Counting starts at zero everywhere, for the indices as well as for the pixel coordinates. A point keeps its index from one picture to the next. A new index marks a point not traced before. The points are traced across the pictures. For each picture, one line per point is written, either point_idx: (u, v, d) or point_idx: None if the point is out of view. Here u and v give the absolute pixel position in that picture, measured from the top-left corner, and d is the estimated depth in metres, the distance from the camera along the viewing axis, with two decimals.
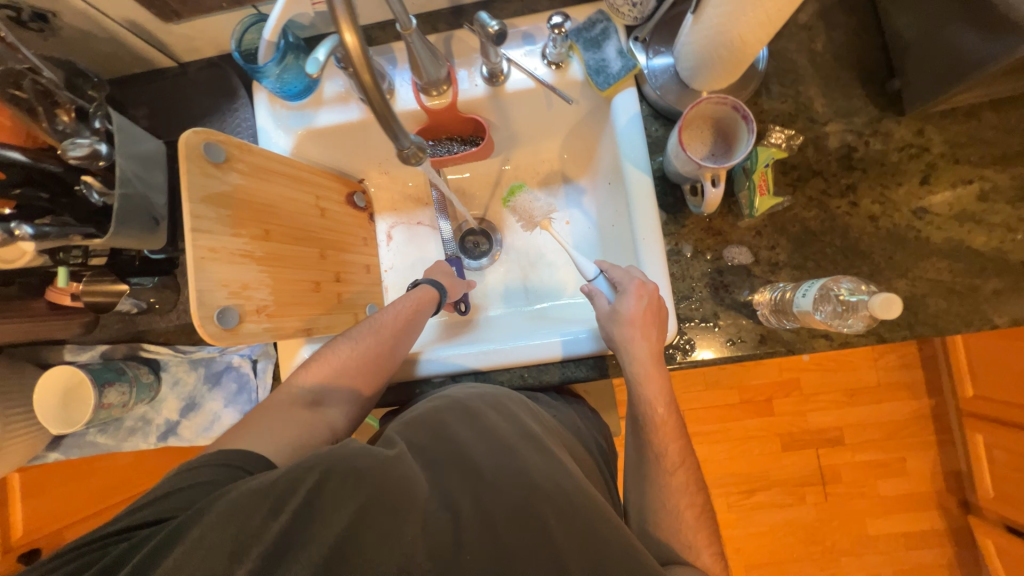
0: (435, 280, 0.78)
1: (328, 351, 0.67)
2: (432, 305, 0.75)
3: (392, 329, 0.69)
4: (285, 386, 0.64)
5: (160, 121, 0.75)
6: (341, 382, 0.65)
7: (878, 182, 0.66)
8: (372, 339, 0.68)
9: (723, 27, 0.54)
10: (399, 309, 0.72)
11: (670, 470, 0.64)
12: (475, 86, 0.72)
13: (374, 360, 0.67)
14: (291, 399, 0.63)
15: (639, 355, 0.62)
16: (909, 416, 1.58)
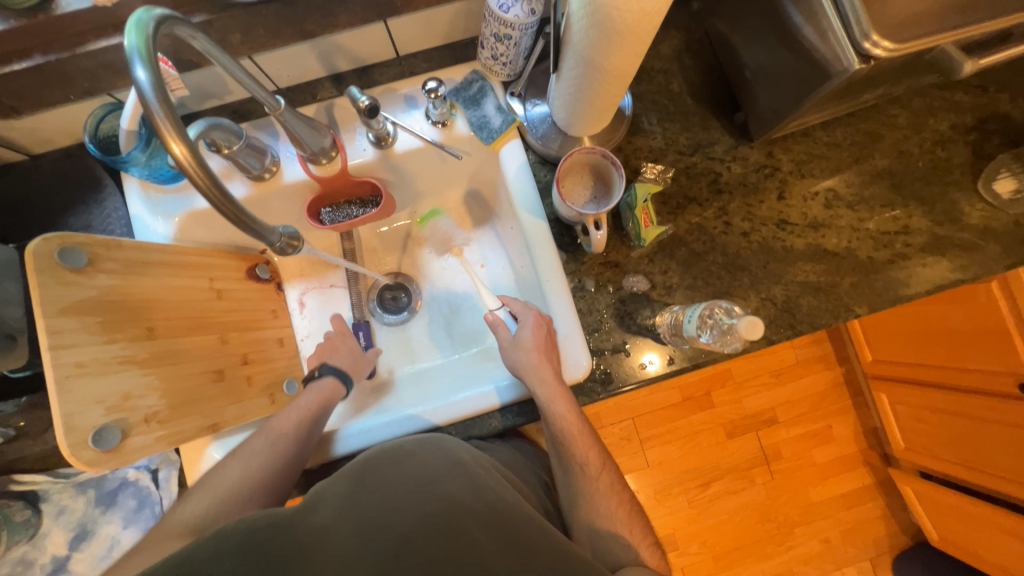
0: (337, 369, 0.74)
1: (228, 463, 0.63)
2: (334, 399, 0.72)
3: (293, 428, 0.67)
4: (178, 516, 0.58)
5: (12, 222, 0.67)
6: (246, 491, 0.61)
7: (744, 202, 0.74)
8: (275, 438, 0.65)
9: (581, 83, 0.58)
10: (305, 409, 0.69)
11: (594, 475, 0.67)
12: (363, 151, 0.73)
13: (279, 458, 0.64)
14: (190, 521, 0.58)
15: (545, 376, 0.65)
16: (827, 386, 1.74)
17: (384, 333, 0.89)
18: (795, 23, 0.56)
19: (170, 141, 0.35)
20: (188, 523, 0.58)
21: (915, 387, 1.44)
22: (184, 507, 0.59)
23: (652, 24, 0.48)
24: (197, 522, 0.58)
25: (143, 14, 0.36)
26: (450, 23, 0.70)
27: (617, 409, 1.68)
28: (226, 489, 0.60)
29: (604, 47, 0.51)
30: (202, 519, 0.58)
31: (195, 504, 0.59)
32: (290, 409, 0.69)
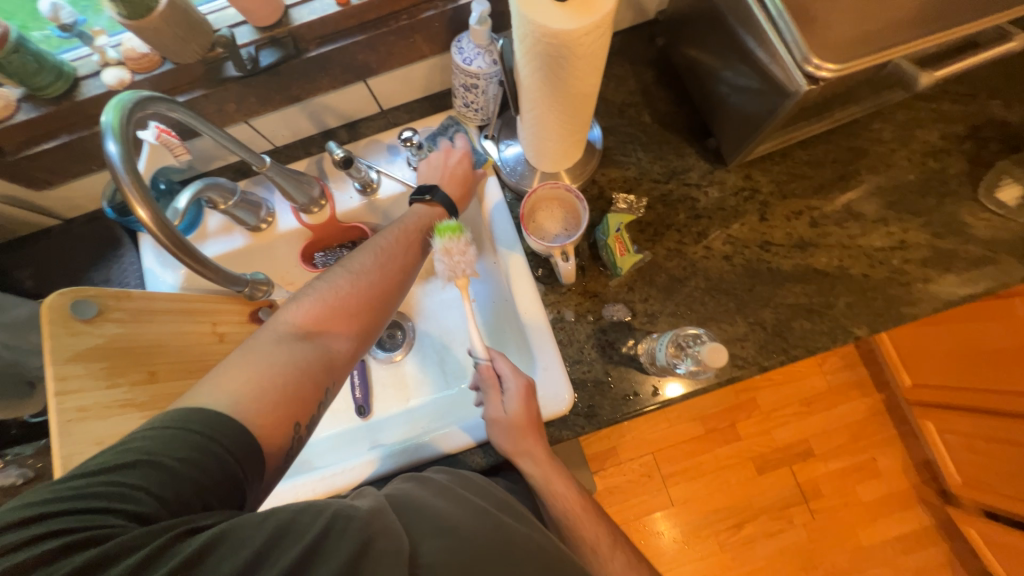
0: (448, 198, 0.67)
1: (325, 281, 0.58)
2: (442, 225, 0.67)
3: (399, 258, 0.61)
4: (269, 355, 0.49)
5: (42, 279, 0.75)
6: (346, 311, 0.56)
7: (724, 225, 0.73)
8: (382, 257, 0.60)
9: (540, 126, 0.61)
10: (407, 234, 0.63)
11: (606, 555, 0.62)
12: (350, 199, 0.78)
13: (374, 291, 0.58)
14: (267, 365, 0.48)
15: (536, 455, 0.62)
16: (867, 414, 1.61)
17: (379, 370, 0.91)
18: (751, 49, 0.57)
19: (136, 206, 0.41)
20: (254, 367, 0.48)
21: (965, 415, 1.31)
22: (257, 348, 0.50)
23: (589, 73, 0.51)
24: (274, 353, 0.49)
25: (123, 97, 0.42)
26: (426, 78, 0.76)
27: (636, 444, 1.59)
28: (312, 309, 0.54)
29: (549, 92, 0.54)
30: (278, 354, 0.49)
31: (292, 316, 0.54)
32: (393, 229, 0.64)
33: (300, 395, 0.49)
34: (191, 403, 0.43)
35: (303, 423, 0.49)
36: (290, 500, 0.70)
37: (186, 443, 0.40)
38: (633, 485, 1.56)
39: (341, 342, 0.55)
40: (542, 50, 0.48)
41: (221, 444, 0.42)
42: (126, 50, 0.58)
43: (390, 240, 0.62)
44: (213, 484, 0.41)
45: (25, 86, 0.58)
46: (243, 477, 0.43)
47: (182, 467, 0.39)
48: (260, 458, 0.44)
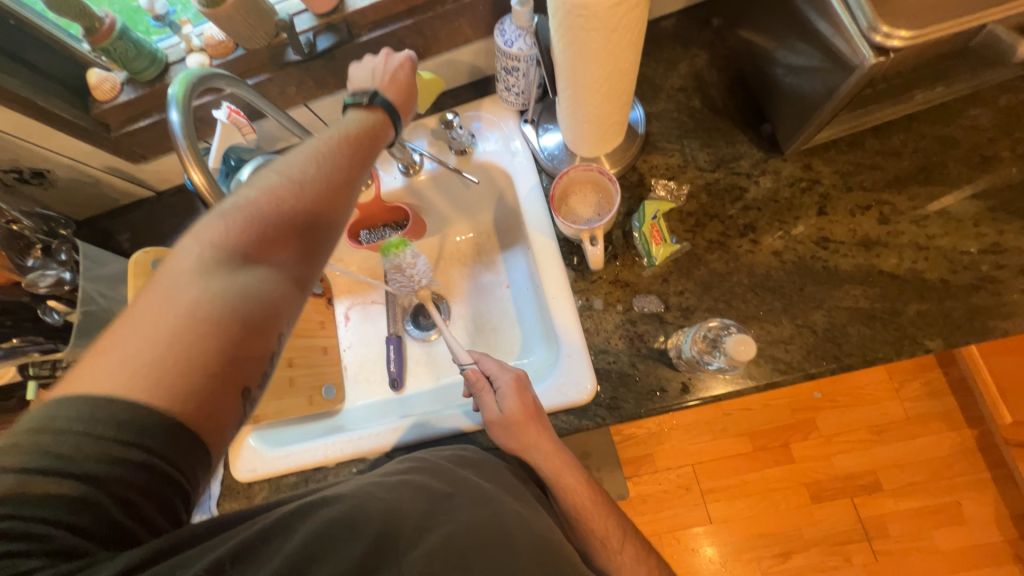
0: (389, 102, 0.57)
1: (237, 199, 0.46)
2: (384, 128, 0.56)
3: (345, 171, 0.51)
4: (173, 301, 0.39)
5: (136, 242, 0.86)
6: (277, 232, 0.46)
7: (775, 219, 0.67)
8: (315, 167, 0.49)
9: (575, 106, 0.60)
10: (339, 141, 0.51)
11: (616, 550, 0.61)
12: (394, 179, 0.82)
13: (305, 208, 0.47)
14: (173, 315, 0.39)
15: (541, 448, 0.61)
16: (953, 451, 1.41)
17: (413, 348, 0.95)
18: (813, 20, 0.52)
19: (191, 170, 0.46)
20: (157, 319, 0.38)
21: None
22: (155, 295, 0.40)
23: (624, 47, 0.50)
24: (180, 296, 0.40)
25: (192, 72, 0.48)
26: (471, 63, 0.77)
27: (675, 454, 1.50)
28: (230, 240, 0.44)
29: (581, 70, 0.54)
30: (188, 297, 0.40)
31: (204, 245, 0.43)
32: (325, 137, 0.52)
33: (234, 336, 0.40)
34: (81, 391, 0.36)
35: (253, 383, 0.41)
36: (321, 457, 0.75)
37: (100, 447, 0.35)
38: (670, 496, 1.48)
39: (277, 273, 0.46)
40: (573, 22, 0.47)
41: (144, 448, 0.35)
42: (207, 38, 0.66)
43: (315, 143, 0.50)
44: (143, 493, 0.36)
45: (128, 71, 0.67)
46: (179, 479, 0.37)
47: (107, 479, 0.35)
48: (195, 444, 0.37)
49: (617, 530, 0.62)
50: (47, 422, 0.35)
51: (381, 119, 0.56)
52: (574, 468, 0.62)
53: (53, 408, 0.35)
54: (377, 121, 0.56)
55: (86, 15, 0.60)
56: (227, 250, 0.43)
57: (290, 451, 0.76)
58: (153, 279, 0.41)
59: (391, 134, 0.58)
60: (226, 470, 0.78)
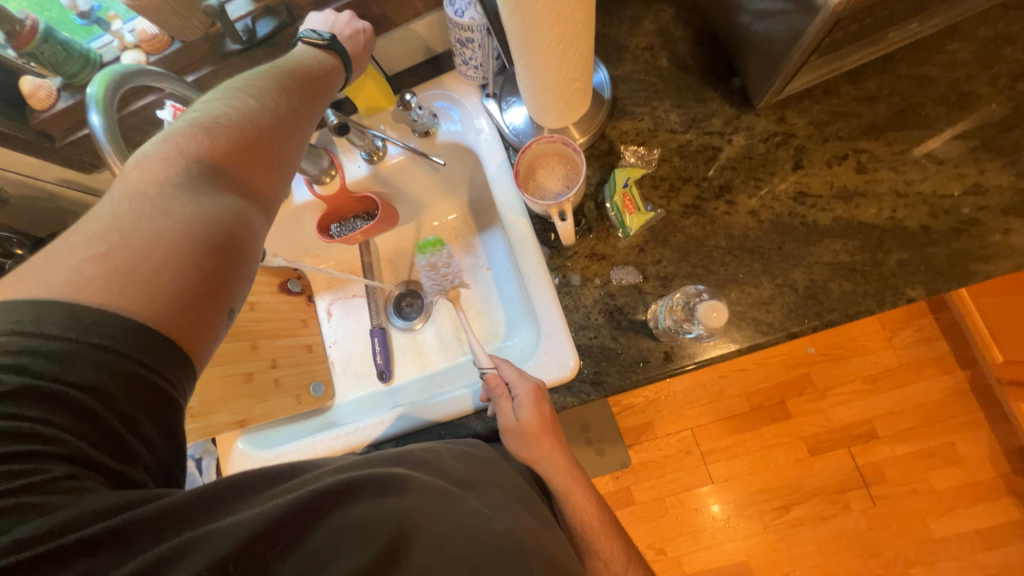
0: (344, 52, 0.57)
1: (209, 117, 0.44)
2: (337, 71, 0.56)
3: (301, 104, 0.50)
4: (135, 221, 0.37)
5: None
6: (243, 159, 0.44)
7: (750, 176, 0.65)
8: (287, 98, 0.49)
9: (531, 75, 0.57)
10: (293, 76, 0.51)
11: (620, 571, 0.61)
12: (358, 168, 0.79)
13: (279, 136, 0.47)
14: (140, 236, 0.36)
15: (555, 463, 0.61)
16: (946, 395, 1.42)
17: (398, 339, 0.94)
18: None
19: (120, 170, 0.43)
20: (135, 224, 0.37)
21: None
22: (129, 203, 0.38)
23: (572, 4, 0.47)
24: (156, 204, 0.38)
25: (111, 69, 0.45)
26: (426, 37, 0.74)
27: (673, 419, 1.51)
28: (204, 155, 0.42)
29: (530, 36, 0.51)
30: (165, 205, 0.38)
31: (161, 166, 0.40)
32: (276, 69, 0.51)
33: (218, 249, 0.39)
34: (45, 294, 0.33)
35: (237, 304, 0.41)
36: (311, 455, 0.74)
37: (87, 357, 0.33)
38: (671, 460, 1.50)
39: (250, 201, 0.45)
40: None
41: (137, 359, 0.34)
42: (139, 32, 0.62)
43: (285, 76, 0.50)
44: (136, 406, 0.35)
45: (61, 75, 0.64)
46: (170, 390, 0.36)
47: (99, 390, 0.33)
48: (182, 353, 0.36)
49: (621, 548, 0.62)
50: (23, 334, 0.32)
51: (337, 65, 0.56)
52: (586, 486, 0.62)
53: (15, 311, 0.33)
54: (331, 65, 0.56)
55: (3, 17, 0.56)
56: (201, 165, 0.41)
57: (280, 451, 0.75)
58: (101, 202, 0.38)
59: (341, 81, 0.58)
60: (219, 475, 0.78)
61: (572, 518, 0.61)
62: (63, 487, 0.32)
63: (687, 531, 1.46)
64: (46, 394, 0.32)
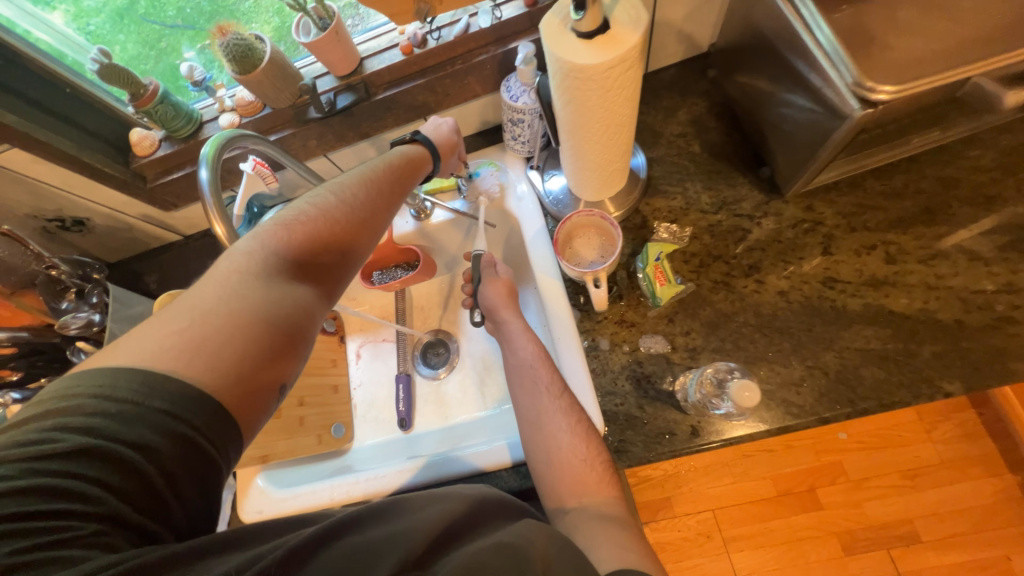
0: (431, 141, 0.66)
1: (293, 211, 0.51)
2: (421, 163, 0.64)
3: (383, 200, 0.57)
4: (220, 300, 0.43)
5: (163, 284, 0.91)
6: (317, 252, 0.51)
7: (779, 259, 0.68)
8: (363, 196, 0.55)
9: (577, 156, 0.63)
10: (383, 173, 0.58)
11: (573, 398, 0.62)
12: (405, 223, 0.85)
13: (348, 231, 0.53)
14: (218, 314, 0.42)
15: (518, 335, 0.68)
16: (996, 499, 1.31)
17: (422, 386, 0.96)
18: (804, 71, 0.55)
19: (214, 222, 0.50)
20: (214, 304, 0.42)
21: None
22: (214, 284, 0.44)
23: (619, 106, 0.53)
24: (235, 288, 0.44)
25: (221, 136, 0.52)
26: (480, 115, 0.82)
27: (694, 498, 1.43)
28: (281, 247, 0.48)
29: (580, 125, 0.57)
30: (240, 289, 0.44)
31: (255, 250, 0.47)
32: (373, 165, 0.58)
33: (276, 333, 0.44)
34: (131, 365, 0.38)
35: (288, 380, 0.45)
36: (328, 499, 0.74)
37: (145, 418, 0.37)
38: (689, 544, 1.40)
39: (312, 285, 0.51)
40: (570, 84, 0.51)
41: (188, 422, 0.38)
42: (238, 99, 0.72)
43: (367, 174, 0.57)
44: (180, 466, 0.37)
45: (165, 129, 0.74)
46: (213, 455, 0.39)
47: (145, 446, 0.36)
48: (229, 417, 0.40)
49: (593, 463, 0.57)
50: (99, 389, 0.37)
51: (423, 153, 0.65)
52: (548, 364, 0.65)
53: (97, 375, 0.37)
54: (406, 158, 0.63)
55: (133, 83, 0.67)
56: (277, 255, 0.48)
57: (297, 492, 0.75)
58: (201, 275, 0.45)
59: (421, 176, 0.65)
60: (233, 511, 0.77)
61: (532, 359, 0.65)
62: (88, 542, 0.34)
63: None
64: (101, 450, 0.35)
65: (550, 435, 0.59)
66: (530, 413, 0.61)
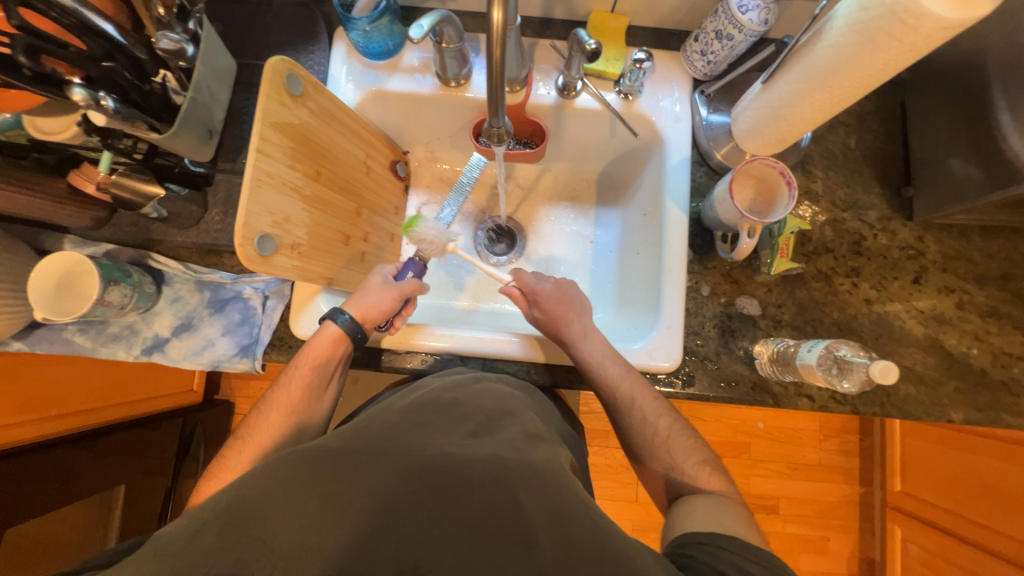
0: (351, 319, 0.67)
1: (264, 416, 0.65)
2: (337, 347, 0.67)
3: (307, 367, 0.66)
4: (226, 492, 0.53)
5: (232, 42, 0.74)
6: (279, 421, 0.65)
7: (879, 272, 0.74)
8: (285, 414, 0.65)
9: (790, 102, 0.60)
10: (315, 353, 0.67)
11: (654, 413, 0.66)
12: (546, 94, 0.77)
13: (298, 387, 0.66)
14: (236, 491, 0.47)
15: (593, 347, 0.69)
16: (840, 500, 1.66)
17: (478, 266, 0.92)
18: (1003, 124, 0.59)
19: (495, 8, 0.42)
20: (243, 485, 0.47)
21: (923, 525, 1.43)
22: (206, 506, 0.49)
23: (890, 68, 0.51)
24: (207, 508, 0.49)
25: None
26: (670, 9, 0.74)
27: None
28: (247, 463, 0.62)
29: (849, 71, 0.53)
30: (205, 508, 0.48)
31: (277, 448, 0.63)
32: (306, 353, 0.67)
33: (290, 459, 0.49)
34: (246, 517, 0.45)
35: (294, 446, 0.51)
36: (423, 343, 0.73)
37: (201, 548, 0.43)
38: (608, 470, 1.44)
39: (312, 397, 0.67)
40: (883, 25, 0.47)
41: (237, 522, 0.44)
42: None
43: (313, 350, 0.67)
44: (236, 516, 0.45)
45: None
46: (267, 473, 0.48)
47: (201, 545, 0.43)
48: (265, 496, 0.46)
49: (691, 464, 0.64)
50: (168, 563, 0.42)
51: (416, 285, 0.71)
52: (619, 356, 0.69)
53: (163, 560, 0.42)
54: (426, 287, 0.73)
55: None
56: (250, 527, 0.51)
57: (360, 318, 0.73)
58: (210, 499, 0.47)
59: (349, 346, 0.68)
60: (281, 321, 0.73)
61: (602, 362, 0.68)
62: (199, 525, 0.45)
63: (641, 531, 1.42)
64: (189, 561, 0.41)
65: (640, 424, 0.66)
66: (619, 405, 0.67)
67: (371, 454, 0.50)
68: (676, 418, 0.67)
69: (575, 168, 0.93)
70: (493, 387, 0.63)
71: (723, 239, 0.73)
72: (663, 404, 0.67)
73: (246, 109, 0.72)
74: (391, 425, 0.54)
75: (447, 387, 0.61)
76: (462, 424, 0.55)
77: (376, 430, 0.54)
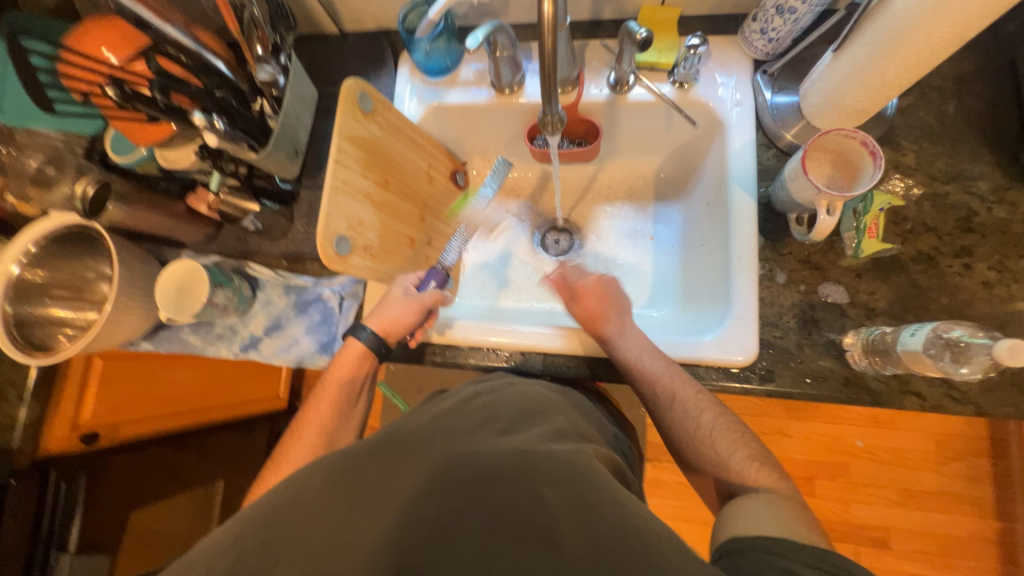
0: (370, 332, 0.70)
1: (297, 433, 0.70)
2: (361, 363, 0.71)
3: (335, 384, 0.71)
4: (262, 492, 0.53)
5: (314, 76, 0.85)
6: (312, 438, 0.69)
7: (998, 249, 0.64)
8: (318, 432, 0.70)
9: (865, 66, 0.56)
10: (341, 370, 0.71)
11: (698, 407, 0.62)
12: (599, 92, 0.78)
13: (326, 404, 0.70)
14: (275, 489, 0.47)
15: (632, 338, 0.67)
16: (971, 535, 1.40)
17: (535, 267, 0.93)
18: None
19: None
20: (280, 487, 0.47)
21: None
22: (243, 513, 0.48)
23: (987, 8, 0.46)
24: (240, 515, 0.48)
25: None
26: None
27: None
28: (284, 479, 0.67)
29: (934, 19, 0.48)
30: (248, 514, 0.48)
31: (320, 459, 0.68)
32: (332, 372, 0.72)
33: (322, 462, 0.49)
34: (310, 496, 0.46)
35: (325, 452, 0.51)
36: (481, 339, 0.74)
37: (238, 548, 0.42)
38: (681, 488, 1.35)
39: (341, 412, 0.71)
40: None
41: (287, 513, 0.44)
42: None
43: (338, 368, 0.72)
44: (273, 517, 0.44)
45: None
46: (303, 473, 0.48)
47: (264, 532, 0.43)
48: (312, 489, 0.46)
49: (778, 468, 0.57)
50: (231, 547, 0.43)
51: (437, 296, 0.71)
52: (658, 352, 0.66)
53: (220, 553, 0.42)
54: (448, 296, 0.74)
55: None
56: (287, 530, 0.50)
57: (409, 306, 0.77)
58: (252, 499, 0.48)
59: (373, 360, 0.72)
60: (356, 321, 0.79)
61: (638, 356, 0.65)
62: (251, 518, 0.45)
63: None
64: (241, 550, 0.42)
65: (683, 417, 0.62)
66: (659, 398, 0.63)
67: (438, 439, 0.51)
68: (720, 411, 0.62)
69: (631, 164, 0.92)
70: (525, 387, 0.62)
71: (797, 221, 0.69)
72: (707, 397, 0.63)
73: (325, 132, 0.80)
74: (422, 427, 0.54)
75: (479, 392, 0.60)
76: (491, 424, 0.53)
77: (421, 425, 0.54)
